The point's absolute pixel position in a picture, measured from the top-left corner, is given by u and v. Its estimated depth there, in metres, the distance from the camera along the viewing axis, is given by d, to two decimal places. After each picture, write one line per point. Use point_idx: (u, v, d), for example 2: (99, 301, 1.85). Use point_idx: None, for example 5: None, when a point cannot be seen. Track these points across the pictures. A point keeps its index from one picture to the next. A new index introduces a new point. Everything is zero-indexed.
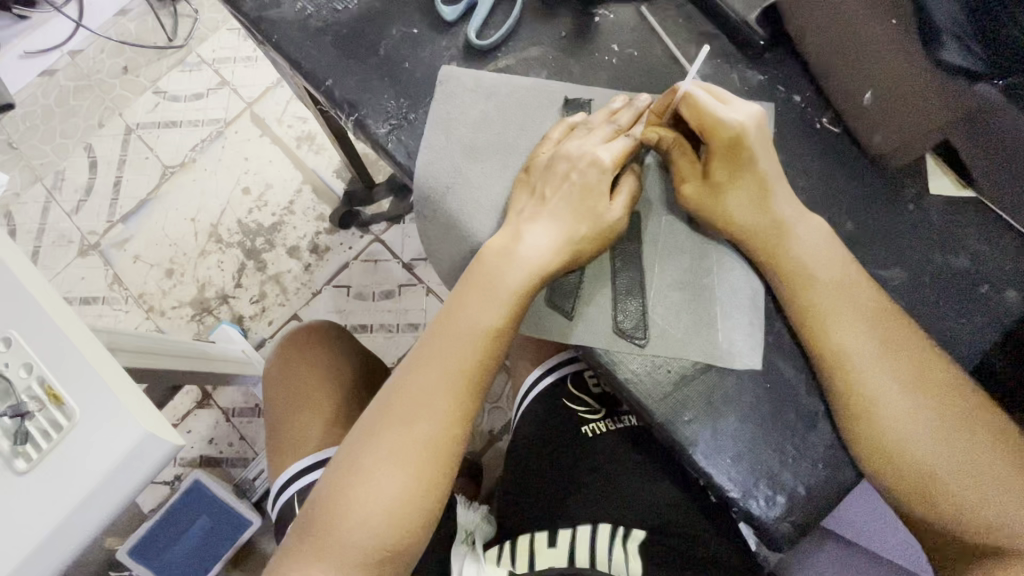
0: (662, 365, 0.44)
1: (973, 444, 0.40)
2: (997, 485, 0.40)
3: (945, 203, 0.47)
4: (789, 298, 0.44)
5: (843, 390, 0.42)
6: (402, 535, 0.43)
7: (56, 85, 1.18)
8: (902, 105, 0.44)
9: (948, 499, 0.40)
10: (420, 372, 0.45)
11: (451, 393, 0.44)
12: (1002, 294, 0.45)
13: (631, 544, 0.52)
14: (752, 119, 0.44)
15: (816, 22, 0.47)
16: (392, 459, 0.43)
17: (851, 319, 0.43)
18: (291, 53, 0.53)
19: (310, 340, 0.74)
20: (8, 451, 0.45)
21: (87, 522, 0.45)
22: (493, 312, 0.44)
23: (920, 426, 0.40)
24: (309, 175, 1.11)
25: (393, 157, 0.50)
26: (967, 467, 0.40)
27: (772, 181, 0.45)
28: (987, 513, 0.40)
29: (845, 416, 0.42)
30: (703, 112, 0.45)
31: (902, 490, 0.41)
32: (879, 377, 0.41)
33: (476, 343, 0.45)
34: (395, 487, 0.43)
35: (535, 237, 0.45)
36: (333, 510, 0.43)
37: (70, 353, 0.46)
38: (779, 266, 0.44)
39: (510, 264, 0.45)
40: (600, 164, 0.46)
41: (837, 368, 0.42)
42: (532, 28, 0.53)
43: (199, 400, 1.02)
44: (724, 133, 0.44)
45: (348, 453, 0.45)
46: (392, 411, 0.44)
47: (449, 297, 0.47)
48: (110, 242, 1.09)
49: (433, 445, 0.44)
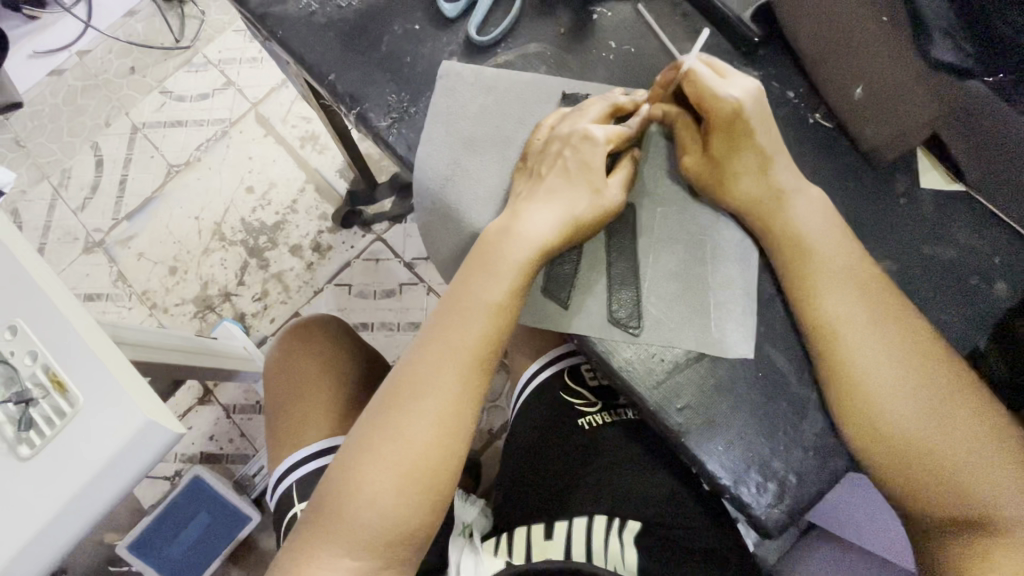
0: (657, 354, 0.45)
1: (953, 405, 0.41)
2: (988, 458, 0.40)
3: (936, 196, 0.48)
4: (786, 271, 0.45)
5: (834, 366, 0.42)
6: (410, 513, 0.43)
7: (65, 85, 1.19)
8: (892, 100, 0.45)
9: (937, 468, 0.40)
10: (427, 352, 0.46)
11: (458, 369, 0.45)
12: (992, 286, 0.46)
13: (627, 535, 0.52)
14: (748, 92, 0.45)
15: (806, 21, 0.48)
16: (400, 438, 0.44)
17: (844, 294, 0.43)
18: (295, 48, 0.54)
19: (312, 331, 0.75)
20: (13, 437, 0.46)
21: (87, 509, 0.45)
22: (497, 288, 0.45)
23: (904, 390, 0.41)
24: (312, 175, 1.12)
25: (394, 150, 0.52)
26: (951, 428, 0.41)
27: (772, 156, 0.46)
28: (974, 479, 0.40)
29: (834, 392, 0.42)
30: (703, 88, 0.45)
31: (890, 457, 0.41)
32: (863, 338, 0.42)
33: (481, 319, 0.45)
34: (403, 465, 0.43)
35: (539, 215, 0.46)
36: (341, 491, 0.44)
37: (73, 342, 0.47)
38: (779, 225, 0.45)
39: (511, 241, 0.45)
40: (592, 139, 0.46)
41: (822, 329, 0.43)
42: (532, 26, 0.54)
43: (200, 396, 1.03)
44: (721, 106, 0.45)
45: (358, 435, 0.45)
46: (400, 391, 0.45)
47: (455, 279, 0.48)
48: (114, 239, 1.10)
49: (440, 421, 0.44)
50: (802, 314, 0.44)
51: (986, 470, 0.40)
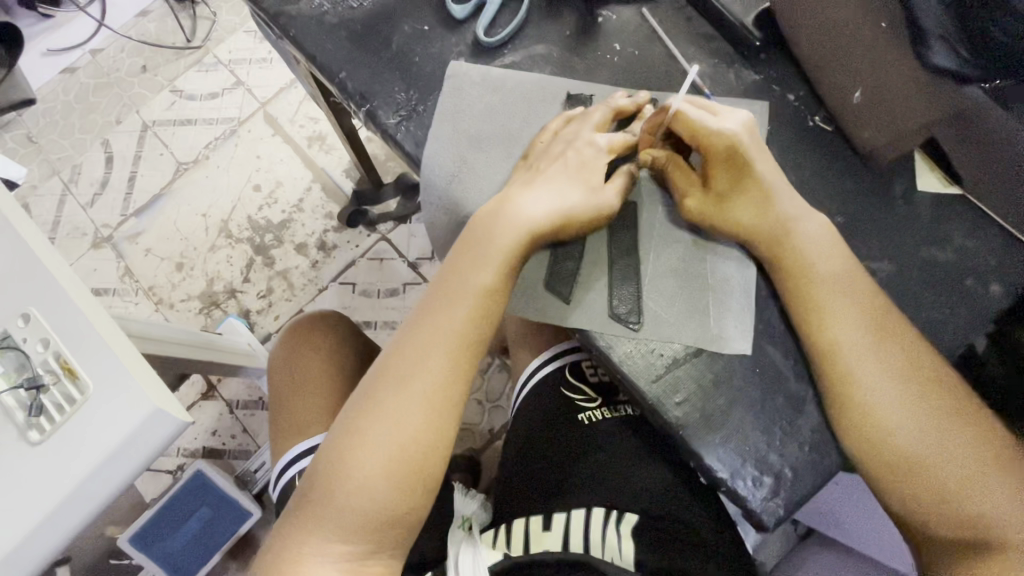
0: (656, 349, 0.46)
1: (953, 429, 0.42)
2: (989, 476, 0.41)
3: (934, 199, 0.49)
4: (792, 289, 0.46)
5: (838, 388, 0.43)
6: (398, 495, 0.44)
7: (77, 82, 1.21)
8: (889, 105, 0.46)
9: (940, 492, 0.41)
10: (417, 337, 0.47)
11: (446, 352, 0.46)
12: (987, 287, 0.47)
13: (624, 527, 0.53)
14: (742, 126, 0.46)
15: (807, 26, 0.49)
16: (389, 422, 0.44)
17: (845, 312, 0.44)
18: (307, 46, 0.55)
19: (316, 327, 0.76)
20: (24, 422, 0.48)
21: (93, 494, 0.46)
22: (485, 272, 0.46)
23: (906, 416, 0.42)
24: (318, 174, 1.13)
25: (402, 147, 0.52)
26: (953, 453, 0.41)
27: (772, 185, 0.46)
28: (976, 502, 0.41)
29: (838, 415, 0.43)
30: (696, 126, 0.46)
31: (892, 479, 0.42)
32: (868, 363, 0.43)
33: (468, 303, 0.46)
34: (392, 447, 0.44)
35: (534, 199, 0.47)
36: (330, 475, 0.44)
37: (83, 331, 0.48)
38: (779, 238, 0.46)
39: (499, 222, 0.46)
40: (597, 145, 0.48)
41: (824, 350, 0.44)
42: (538, 28, 0.55)
43: (204, 391, 1.04)
44: (718, 143, 0.46)
45: (347, 419, 0.46)
46: (388, 375, 0.46)
47: (444, 263, 0.49)
48: (123, 235, 1.11)
49: (429, 404, 0.45)
50: (804, 333, 0.45)
51: (989, 486, 0.41)
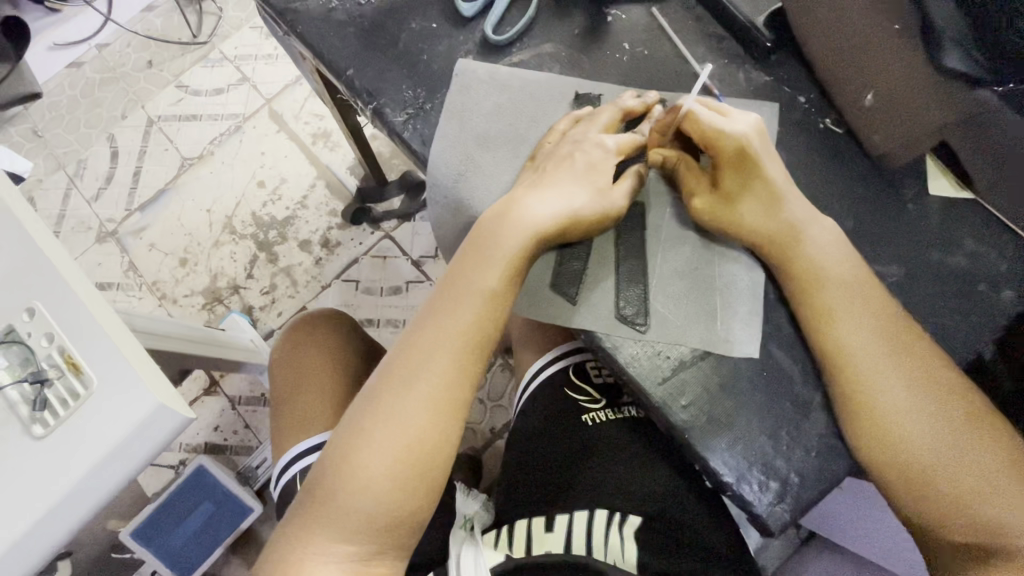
0: (661, 351, 0.46)
1: (965, 436, 0.41)
2: (1001, 483, 0.40)
3: (944, 203, 0.49)
4: (804, 297, 0.45)
5: (852, 394, 0.43)
6: (402, 497, 0.44)
7: (83, 77, 1.21)
8: (901, 107, 0.45)
9: (950, 497, 0.41)
10: (423, 338, 0.46)
11: (450, 355, 0.46)
12: (999, 292, 0.47)
13: (626, 529, 0.53)
14: (752, 128, 0.46)
15: (820, 25, 0.48)
16: (393, 423, 0.44)
17: (856, 318, 0.44)
18: (314, 44, 0.55)
19: (320, 324, 0.76)
20: (28, 416, 0.48)
21: (96, 490, 0.46)
22: (491, 274, 0.46)
23: (918, 421, 0.42)
24: (323, 171, 1.13)
25: (409, 145, 0.52)
26: (964, 459, 0.41)
27: (780, 189, 0.46)
28: (988, 509, 0.40)
29: (850, 421, 0.43)
30: (705, 127, 0.46)
31: (903, 484, 0.42)
32: (880, 370, 0.43)
33: (473, 304, 0.46)
34: (396, 448, 0.44)
35: (540, 201, 0.46)
36: (333, 476, 0.44)
37: (87, 325, 0.47)
38: (789, 241, 0.45)
39: (507, 224, 0.46)
40: (604, 147, 0.48)
41: (836, 356, 0.44)
42: (547, 27, 0.55)
43: (206, 387, 1.04)
44: (729, 144, 0.46)
45: (352, 420, 0.46)
46: (393, 376, 0.46)
47: (451, 262, 0.49)
48: (127, 230, 1.11)
49: (434, 406, 0.45)
50: (816, 341, 0.45)
51: (1000, 493, 0.40)
